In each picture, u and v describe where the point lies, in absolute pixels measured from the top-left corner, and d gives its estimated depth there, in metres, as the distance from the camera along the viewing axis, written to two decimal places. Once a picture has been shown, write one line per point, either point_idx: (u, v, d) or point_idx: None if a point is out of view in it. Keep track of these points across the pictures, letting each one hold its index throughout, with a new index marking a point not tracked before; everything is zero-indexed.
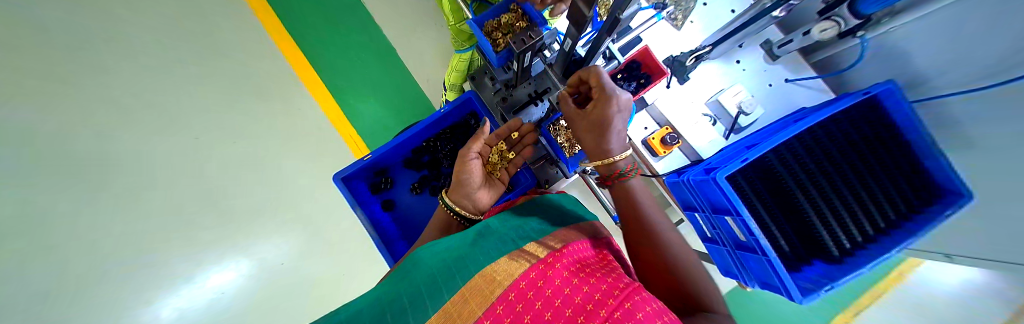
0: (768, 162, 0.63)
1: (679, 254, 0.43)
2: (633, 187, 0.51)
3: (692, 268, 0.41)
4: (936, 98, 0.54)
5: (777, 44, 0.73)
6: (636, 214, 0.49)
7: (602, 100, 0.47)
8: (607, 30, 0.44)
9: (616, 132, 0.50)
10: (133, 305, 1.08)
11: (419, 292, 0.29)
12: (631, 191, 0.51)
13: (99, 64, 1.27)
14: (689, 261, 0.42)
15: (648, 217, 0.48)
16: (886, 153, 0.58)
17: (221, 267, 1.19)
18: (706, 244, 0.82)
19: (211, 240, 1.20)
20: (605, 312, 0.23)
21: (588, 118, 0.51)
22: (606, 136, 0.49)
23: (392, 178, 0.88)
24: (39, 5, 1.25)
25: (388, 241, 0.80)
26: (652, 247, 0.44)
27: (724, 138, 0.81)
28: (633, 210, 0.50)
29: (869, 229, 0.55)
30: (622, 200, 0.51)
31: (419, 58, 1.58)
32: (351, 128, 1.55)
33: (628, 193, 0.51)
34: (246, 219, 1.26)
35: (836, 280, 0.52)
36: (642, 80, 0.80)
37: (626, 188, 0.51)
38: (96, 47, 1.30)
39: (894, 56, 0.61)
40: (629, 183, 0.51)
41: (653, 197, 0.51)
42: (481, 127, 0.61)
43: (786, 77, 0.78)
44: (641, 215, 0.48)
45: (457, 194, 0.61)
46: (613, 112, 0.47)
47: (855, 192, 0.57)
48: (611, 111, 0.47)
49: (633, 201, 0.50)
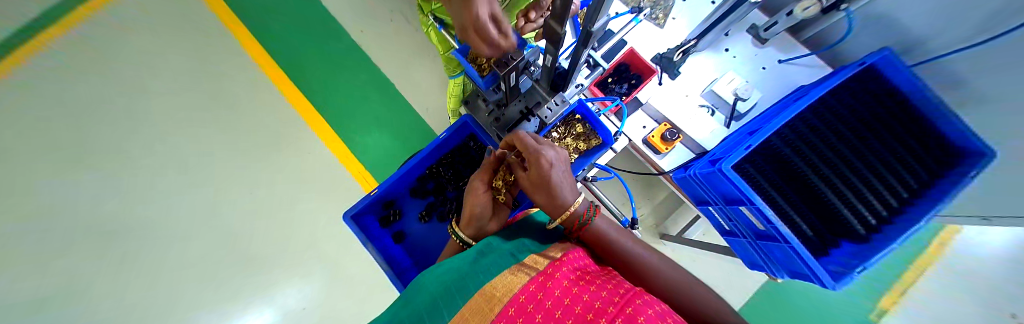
0: (774, 147, 0.60)
1: (678, 287, 0.34)
2: (597, 227, 0.44)
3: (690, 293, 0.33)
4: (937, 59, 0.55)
5: (763, 27, 0.73)
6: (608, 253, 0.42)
7: (531, 160, 0.45)
8: (584, 44, 0.40)
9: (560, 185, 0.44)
10: None
11: (421, 317, 0.28)
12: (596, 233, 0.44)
13: (121, 128, 1.32)
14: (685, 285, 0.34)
15: (629, 254, 0.41)
16: (893, 120, 0.56)
17: (249, 317, 1.17)
18: (726, 237, 0.79)
19: (236, 289, 1.18)
20: (607, 318, 0.20)
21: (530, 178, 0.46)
22: (551, 191, 0.44)
23: (400, 209, 0.92)
24: (70, 82, 1.34)
25: (401, 272, 0.82)
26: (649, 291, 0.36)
27: (724, 127, 0.78)
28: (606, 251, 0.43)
29: (893, 201, 0.52)
30: (595, 249, 0.44)
31: (416, 82, 1.51)
32: (358, 162, 1.42)
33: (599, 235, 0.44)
34: (265, 265, 1.22)
35: (867, 260, 0.49)
36: (635, 80, 0.84)
37: (594, 233, 0.44)
38: (118, 111, 1.34)
39: (880, 24, 0.62)
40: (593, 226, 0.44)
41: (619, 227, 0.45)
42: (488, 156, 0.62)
43: (778, 58, 0.77)
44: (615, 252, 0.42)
45: (470, 227, 0.60)
46: (546, 168, 0.44)
47: (870, 165, 0.55)
48: (542, 167, 0.44)
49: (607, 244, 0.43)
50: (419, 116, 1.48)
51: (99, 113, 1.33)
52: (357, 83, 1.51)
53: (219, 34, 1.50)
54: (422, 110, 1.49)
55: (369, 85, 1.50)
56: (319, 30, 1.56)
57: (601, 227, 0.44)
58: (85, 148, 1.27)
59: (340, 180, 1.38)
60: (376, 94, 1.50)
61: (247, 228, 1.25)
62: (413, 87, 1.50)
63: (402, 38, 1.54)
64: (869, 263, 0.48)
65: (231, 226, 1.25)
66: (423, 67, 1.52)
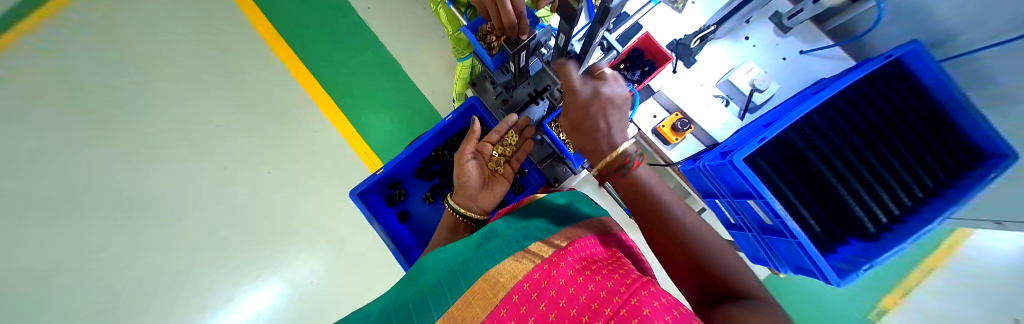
0: (789, 140, 0.59)
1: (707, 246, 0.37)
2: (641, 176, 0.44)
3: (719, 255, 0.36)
4: (966, 54, 0.51)
5: (787, 15, 0.70)
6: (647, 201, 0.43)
7: (572, 102, 0.47)
8: (599, 22, 0.39)
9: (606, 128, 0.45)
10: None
11: (425, 298, 0.28)
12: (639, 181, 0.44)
13: (125, 99, 1.32)
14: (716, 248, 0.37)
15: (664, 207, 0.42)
16: (916, 116, 0.53)
17: (258, 288, 1.21)
18: (731, 231, 0.78)
19: (247, 261, 1.22)
20: (611, 309, 0.20)
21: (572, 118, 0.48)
22: (592, 134, 0.45)
23: (405, 190, 0.93)
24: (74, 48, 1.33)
25: (406, 250, 0.84)
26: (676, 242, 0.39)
27: (739, 119, 0.76)
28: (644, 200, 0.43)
29: (906, 200, 0.50)
30: (631, 198, 0.45)
31: (422, 64, 1.48)
32: (364, 143, 1.43)
33: (639, 187, 0.44)
34: (274, 240, 1.25)
35: (874, 258, 0.48)
36: (648, 67, 0.80)
37: (634, 181, 0.44)
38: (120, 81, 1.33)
39: (909, 14, 0.58)
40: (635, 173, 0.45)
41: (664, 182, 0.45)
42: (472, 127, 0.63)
43: (800, 49, 0.74)
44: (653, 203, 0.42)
45: (460, 197, 0.63)
46: (588, 113, 0.44)
47: (887, 161, 0.53)
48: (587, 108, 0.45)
49: (648, 196, 0.43)
50: (426, 98, 1.47)
51: (107, 86, 1.32)
52: (363, 62, 1.49)
53: (226, 9, 1.48)
54: (428, 93, 1.47)
55: (375, 66, 1.49)
56: (325, 6, 1.53)
57: (645, 179, 0.44)
58: (95, 121, 1.27)
59: (347, 161, 1.39)
60: (382, 75, 1.49)
61: (254, 203, 1.27)
62: (420, 69, 1.48)
63: (409, 16, 1.50)
64: (876, 261, 0.47)
65: (241, 199, 1.27)
66: (430, 48, 1.49)
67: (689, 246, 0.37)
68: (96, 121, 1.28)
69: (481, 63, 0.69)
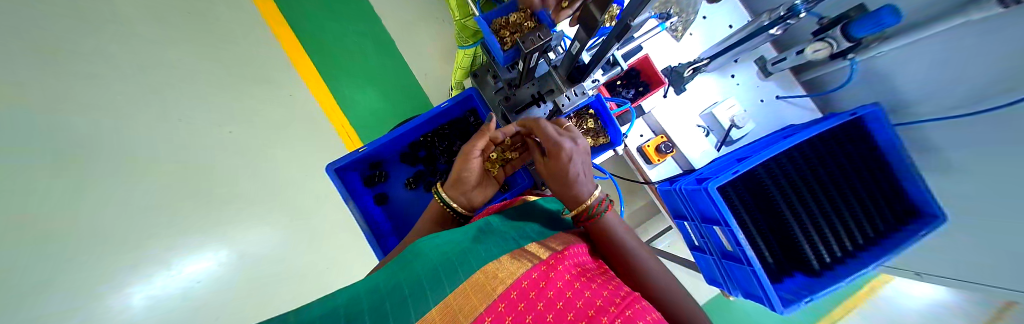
0: (758, 176, 0.64)
1: (658, 281, 0.38)
2: (607, 222, 0.46)
3: (671, 290, 0.37)
4: (914, 124, 0.59)
5: (771, 61, 0.76)
6: (611, 246, 0.44)
7: (552, 152, 0.46)
8: (615, 38, 0.40)
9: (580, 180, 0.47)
10: None
11: (419, 284, 0.27)
12: (605, 226, 0.46)
13: None
14: (669, 283, 0.38)
15: (621, 245, 0.44)
16: (866, 171, 0.60)
17: (194, 257, 0.95)
18: (694, 252, 0.83)
19: (184, 225, 0.96)
20: (608, 318, 0.21)
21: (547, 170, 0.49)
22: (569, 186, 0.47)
23: (386, 172, 0.89)
24: None
25: (379, 236, 0.80)
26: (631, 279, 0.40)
27: (715, 149, 0.83)
28: (608, 243, 0.45)
29: (849, 245, 0.57)
30: (598, 243, 0.46)
31: (417, 45, 1.44)
32: (344, 118, 1.40)
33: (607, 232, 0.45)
34: (222, 205, 1.04)
35: (815, 293, 0.54)
36: (642, 87, 0.84)
37: (602, 228, 0.46)
38: None
39: (876, 80, 0.66)
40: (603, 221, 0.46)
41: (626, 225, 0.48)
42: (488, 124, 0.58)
43: (776, 94, 0.80)
44: (615, 244, 0.44)
45: (453, 190, 0.62)
46: (566, 164, 0.45)
47: (838, 210, 0.59)
48: (565, 165, 0.46)
49: (612, 242, 0.44)
50: (416, 82, 1.42)
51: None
52: (359, 36, 1.45)
53: None
54: (421, 76, 1.43)
55: (370, 40, 1.44)
56: None
57: (611, 225, 0.46)
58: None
59: (324, 133, 1.32)
60: (375, 50, 1.44)
61: None
62: (415, 50, 1.43)
63: None
64: (815, 295, 0.53)
65: None
66: (429, 31, 1.45)
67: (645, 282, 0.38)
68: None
69: (488, 54, 0.68)
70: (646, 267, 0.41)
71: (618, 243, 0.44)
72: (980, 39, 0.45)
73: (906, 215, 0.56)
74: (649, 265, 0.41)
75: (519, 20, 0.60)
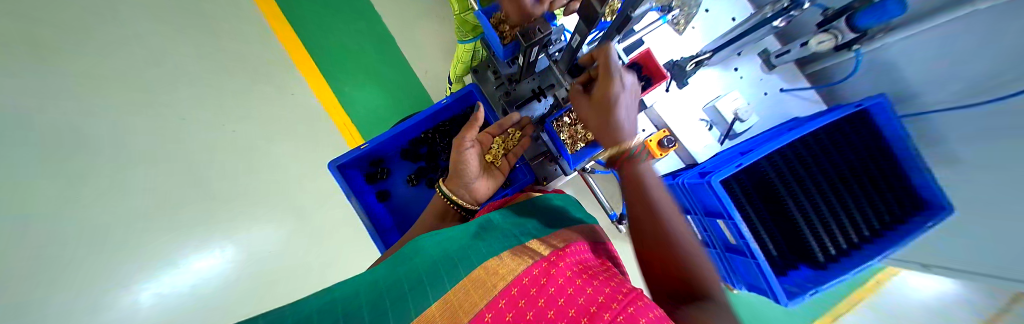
0: (762, 169, 0.63)
1: (683, 246, 0.36)
2: (644, 170, 0.45)
3: (695, 256, 0.35)
4: (922, 115, 0.58)
5: (775, 54, 0.75)
6: (642, 196, 0.42)
7: (601, 78, 0.48)
8: (616, 29, 0.40)
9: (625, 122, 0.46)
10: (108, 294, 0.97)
11: (419, 279, 0.28)
12: (641, 173, 0.44)
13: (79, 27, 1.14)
14: (694, 249, 0.36)
15: (652, 201, 0.42)
16: (873, 162, 0.59)
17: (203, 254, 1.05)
18: None
19: (196, 223, 1.07)
20: (610, 314, 0.21)
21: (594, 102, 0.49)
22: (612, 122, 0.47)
23: (388, 169, 0.89)
24: None
25: (382, 231, 0.81)
26: (655, 238, 0.38)
27: (718, 143, 0.82)
28: (639, 192, 0.43)
29: (855, 237, 0.56)
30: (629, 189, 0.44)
31: (416, 42, 1.43)
32: (345, 116, 1.37)
33: (637, 175, 0.45)
34: (231, 204, 1.13)
35: (820, 285, 0.53)
36: (643, 82, 0.77)
37: (636, 173, 0.45)
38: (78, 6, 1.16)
39: (882, 70, 0.65)
40: (639, 167, 0.45)
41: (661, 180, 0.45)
42: (476, 115, 0.62)
43: (781, 87, 0.80)
44: (646, 198, 0.42)
45: (454, 183, 0.63)
46: (615, 88, 0.47)
47: (843, 202, 0.58)
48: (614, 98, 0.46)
49: (640, 185, 0.43)
50: (417, 79, 1.42)
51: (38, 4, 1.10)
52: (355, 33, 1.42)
53: None
54: (421, 74, 1.42)
55: (369, 37, 1.43)
56: None
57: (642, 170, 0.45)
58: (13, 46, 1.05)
59: (325, 132, 1.32)
60: (374, 47, 1.43)
61: (216, 163, 1.15)
62: (414, 47, 1.43)
63: None
64: (820, 287, 0.53)
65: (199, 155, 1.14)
66: (428, 27, 1.44)
67: (669, 243, 0.36)
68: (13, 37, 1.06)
69: (488, 49, 0.68)
70: (668, 219, 0.40)
71: (648, 196, 0.42)
72: (988, 29, 0.44)
73: (914, 207, 0.55)
74: (678, 229, 0.39)
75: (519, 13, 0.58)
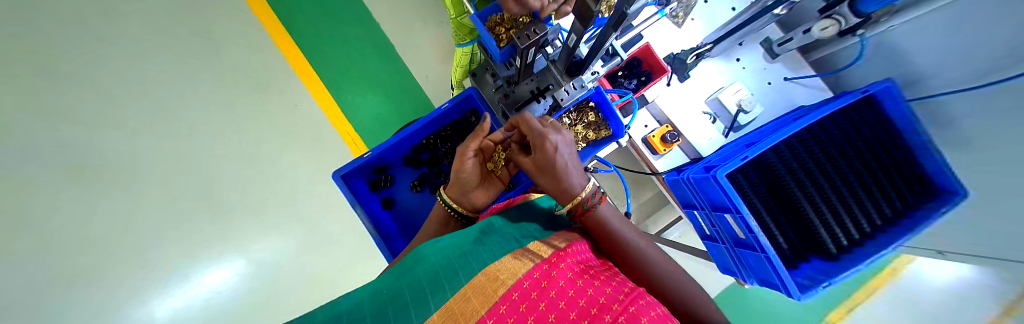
0: (769, 161, 0.62)
1: (668, 278, 0.38)
2: (605, 215, 0.45)
3: (683, 285, 0.37)
4: (932, 98, 0.56)
5: (778, 42, 0.73)
6: (614, 242, 0.43)
7: (536, 144, 0.44)
8: (612, 28, 0.40)
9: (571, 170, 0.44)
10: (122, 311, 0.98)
11: (420, 288, 0.28)
12: (604, 220, 0.44)
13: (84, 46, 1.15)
14: (679, 277, 0.38)
15: (624, 241, 0.43)
16: (881, 149, 0.58)
17: (216, 265, 1.09)
18: (705, 241, 0.82)
19: (206, 238, 1.10)
20: (612, 316, 0.20)
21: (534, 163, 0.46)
22: (560, 177, 0.44)
23: (392, 176, 0.90)
24: None
25: (388, 238, 0.81)
26: (639, 279, 0.39)
27: (724, 136, 0.80)
28: (610, 241, 0.43)
29: (866, 226, 0.55)
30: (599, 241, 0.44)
31: (415, 47, 1.43)
32: (349, 124, 1.39)
33: (604, 228, 0.44)
34: (237, 217, 1.14)
35: (832, 277, 0.52)
36: (644, 77, 0.82)
37: (600, 221, 0.44)
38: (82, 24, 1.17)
39: (888, 54, 0.64)
40: (598, 213, 0.45)
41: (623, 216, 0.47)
42: (481, 124, 0.63)
43: (785, 76, 0.78)
44: (617, 242, 0.43)
45: (455, 191, 0.62)
46: (552, 153, 0.43)
47: (853, 190, 0.57)
48: (552, 154, 0.43)
49: (612, 238, 0.43)
50: (417, 84, 1.43)
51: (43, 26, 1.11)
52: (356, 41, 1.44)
53: None
54: (421, 79, 1.43)
55: (369, 44, 1.43)
56: None
57: (606, 217, 0.44)
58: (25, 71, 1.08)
59: (329, 141, 1.33)
60: (374, 55, 1.43)
61: (223, 176, 1.17)
62: (414, 53, 1.43)
63: None
64: (834, 279, 0.51)
65: (207, 169, 1.16)
66: (426, 32, 1.44)
67: (657, 277, 0.38)
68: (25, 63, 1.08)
69: (485, 52, 0.68)
70: (645, 254, 0.41)
71: (620, 240, 0.43)
72: (993, 9, 0.43)
73: (926, 193, 0.54)
74: (656, 260, 0.40)
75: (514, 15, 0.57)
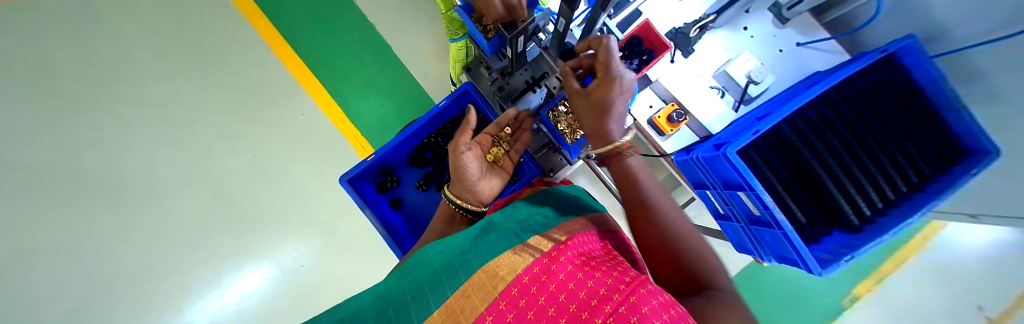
0: (782, 133, 0.59)
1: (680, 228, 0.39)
2: (633, 166, 0.47)
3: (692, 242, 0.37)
4: (955, 52, 0.52)
5: (786, 5, 0.69)
6: (638, 204, 0.43)
7: (604, 75, 0.46)
8: (601, 7, 0.38)
9: (616, 114, 0.47)
10: (162, 316, 1.10)
11: (421, 288, 0.28)
12: (631, 171, 0.46)
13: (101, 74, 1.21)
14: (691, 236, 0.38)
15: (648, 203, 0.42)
16: (905, 111, 0.54)
17: (244, 273, 1.16)
18: (720, 221, 0.80)
19: (233, 246, 1.17)
20: (611, 306, 0.20)
21: (589, 98, 0.48)
22: (607, 116, 0.47)
23: (397, 177, 0.91)
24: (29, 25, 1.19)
25: (398, 239, 0.83)
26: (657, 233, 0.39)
27: (733, 110, 0.77)
28: (636, 201, 0.44)
29: (891, 195, 0.52)
30: (625, 200, 0.45)
31: (411, 46, 1.43)
32: (354, 128, 1.38)
33: (632, 180, 0.46)
34: (259, 227, 1.20)
35: (856, 250, 0.50)
36: (646, 56, 0.74)
37: (628, 171, 0.46)
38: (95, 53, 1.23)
39: (908, 9, 0.59)
40: (628, 162, 0.47)
41: (654, 178, 0.47)
42: (467, 117, 0.62)
43: (797, 41, 0.73)
44: (643, 203, 0.43)
45: (458, 188, 0.61)
46: (614, 95, 0.45)
47: (874, 156, 0.54)
48: (613, 90, 0.45)
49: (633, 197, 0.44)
50: (418, 83, 1.42)
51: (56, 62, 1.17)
52: (350, 46, 1.43)
53: None
54: (420, 77, 1.42)
55: (365, 46, 1.43)
56: None
57: (632, 167, 0.47)
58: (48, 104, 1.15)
59: (335, 146, 1.34)
60: (371, 57, 1.42)
61: (240, 189, 1.21)
62: (411, 53, 1.42)
63: None
64: (857, 252, 0.49)
65: (225, 184, 1.21)
66: (422, 29, 1.43)
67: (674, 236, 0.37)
68: (49, 92, 1.15)
69: (477, 47, 0.68)
70: (660, 210, 0.41)
71: (645, 199, 0.43)
72: None
73: (956, 154, 0.50)
74: (674, 218, 0.40)
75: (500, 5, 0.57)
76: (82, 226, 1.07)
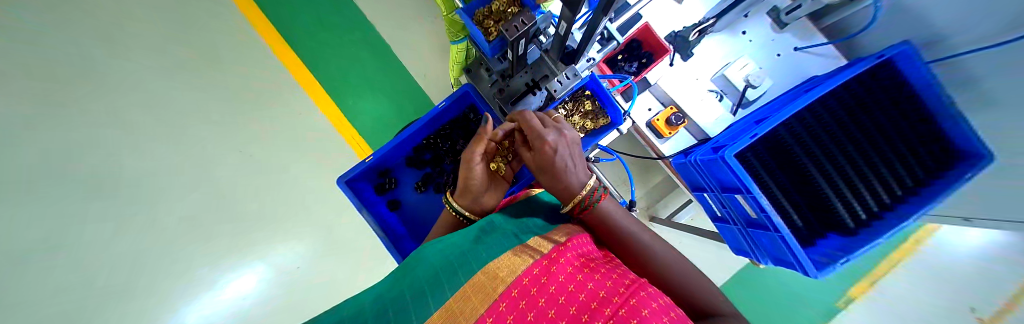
0: (779, 137, 0.60)
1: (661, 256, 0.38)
2: (607, 209, 0.44)
3: (677, 267, 0.36)
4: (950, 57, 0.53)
5: (785, 10, 0.70)
6: (619, 238, 0.41)
7: (537, 144, 0.45)
8: (602, 11, 0.38)
9: (570, 171, 0.45)
10: (157, 315, 1.09)
11: (420, 290, 0.28)
12: (607, 215, 0.43)
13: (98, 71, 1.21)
14: (676, 263, 0.37)
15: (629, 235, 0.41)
16: (900, 115, 0.55)
17: (240, 273, 1.15)
18: (717, 224, 0.81)
19: (230, 245, 1.16)
20: (611, 309, 0.20)
21: (535, 163, 0.47)
22: (560, 177, 0.44)
23: (396, 178, 0.91)
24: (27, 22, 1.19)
25: (397, 240, 0.83)
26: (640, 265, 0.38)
27: (731, 114, 0.77)
28: (615, 236, 0.42)
29: (886, 199, 0.53)
30: (601, 235, 0.44)
31: (411, 46, 1.42)
32: (352, 128, 1.37)
33: (605, 220, 0.43)
34: (257, 226, 1.20)
35: (851, 253, 0.50)
36: (644, 59, 0.80)
37: (600, 217, 0.43)
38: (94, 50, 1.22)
39: (906, 14, 0.60)
40: (602, 208, 0.44)
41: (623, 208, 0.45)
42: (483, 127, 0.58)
43: (795, 46, 0.74)
44: (623, 238, 0.41)
45: (463, 197, 0.61)
46: (552, 155, 0.44)
47: (869, 160, 0.54)
48: (552, 155, 0.44)
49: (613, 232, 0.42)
50: (417, 84, 1.42)
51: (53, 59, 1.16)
52: (349, 46, 1.43)
53: None
54: (420, 78, 1.42)
55: (364, 46, 1.42)
56: None
57: (609, 211, 0.43)
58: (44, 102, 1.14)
59: (333, 146, 1.34)
60: (371, 57, 1.42)
61: (237, 188, 1.21)
62: (411, 53, 1.42)
63: None
64: (852, 255, 0.50)
65: (222, 183, 1.20)
66: (422, 29, 1.43)
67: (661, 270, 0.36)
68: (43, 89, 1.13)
69: (478, 48, 0.67)
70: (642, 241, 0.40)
71: (621, 232, 0.41)
72: None
73: (951, 159, 0.51)
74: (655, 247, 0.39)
75: (502, 6, 0.56)
76: (76, 226, 1.05)
